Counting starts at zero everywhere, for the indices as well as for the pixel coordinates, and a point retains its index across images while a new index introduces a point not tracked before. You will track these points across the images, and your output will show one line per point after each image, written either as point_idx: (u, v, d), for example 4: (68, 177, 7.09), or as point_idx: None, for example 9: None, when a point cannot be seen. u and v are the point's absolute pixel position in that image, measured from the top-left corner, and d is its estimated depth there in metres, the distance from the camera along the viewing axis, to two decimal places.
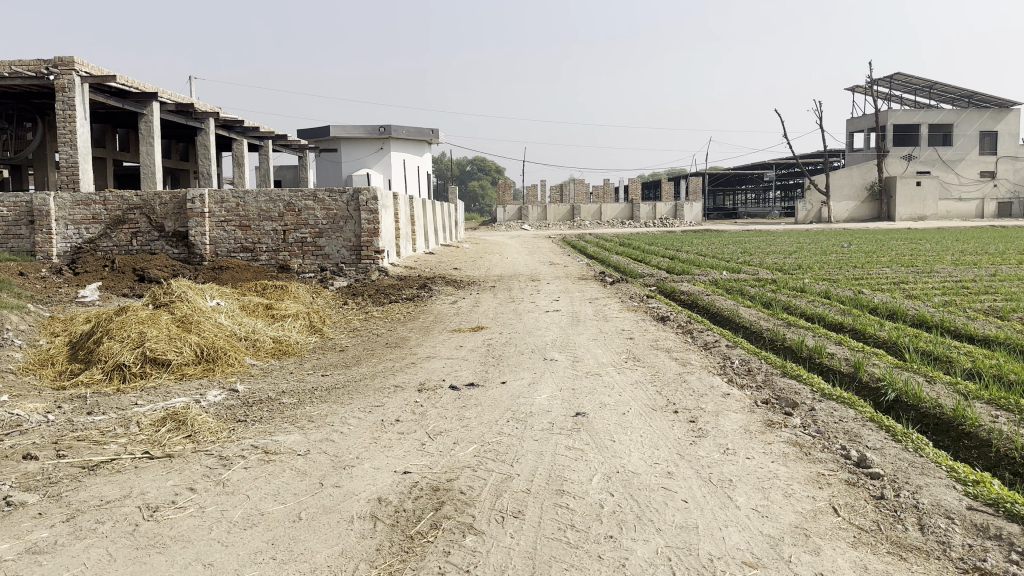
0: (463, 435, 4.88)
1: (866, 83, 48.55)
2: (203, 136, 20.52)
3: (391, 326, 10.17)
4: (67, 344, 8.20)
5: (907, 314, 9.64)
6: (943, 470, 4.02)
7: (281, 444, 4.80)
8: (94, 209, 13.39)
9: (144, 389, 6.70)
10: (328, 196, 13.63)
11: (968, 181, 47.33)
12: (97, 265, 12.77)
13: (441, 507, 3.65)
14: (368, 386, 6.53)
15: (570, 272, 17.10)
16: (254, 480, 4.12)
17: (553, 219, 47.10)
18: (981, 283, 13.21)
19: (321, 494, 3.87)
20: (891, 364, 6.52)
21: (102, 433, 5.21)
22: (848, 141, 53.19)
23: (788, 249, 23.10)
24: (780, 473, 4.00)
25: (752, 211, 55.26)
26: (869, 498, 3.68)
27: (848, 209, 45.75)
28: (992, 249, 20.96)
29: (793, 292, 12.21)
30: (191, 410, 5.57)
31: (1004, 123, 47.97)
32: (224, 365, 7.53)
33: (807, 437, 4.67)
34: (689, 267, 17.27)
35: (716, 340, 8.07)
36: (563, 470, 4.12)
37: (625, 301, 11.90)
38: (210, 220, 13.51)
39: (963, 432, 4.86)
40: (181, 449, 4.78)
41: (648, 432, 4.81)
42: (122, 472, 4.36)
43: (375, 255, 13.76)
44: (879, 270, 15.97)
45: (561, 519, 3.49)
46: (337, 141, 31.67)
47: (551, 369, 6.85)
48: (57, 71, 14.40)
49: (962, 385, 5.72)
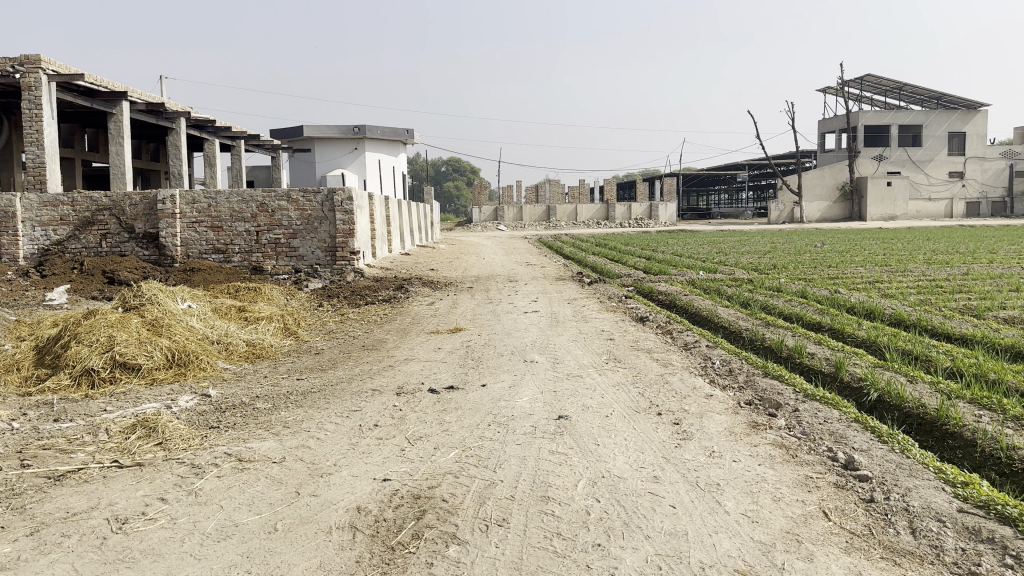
0: (443, 440, 4.77)
1: (837, 85, 49.15)
2: (174, 135, 20.18)
3: (367, 328, 10.02)
4: (33, 349, 7.94)
5: (884, 313, 9.67)
6: (931, 472, 3.98)
7: (256, 451, 4.65)
8: (63, 210, 13.09)
9: (113, 395, 6.49)
10: (302, 197, 13.42)
11: (937, 181, 48.00)
12: (65, 268, 12.46)
13: (423, 516, 3.54)
14: (346, 390, 6.38)
15: (548, 272, 17.03)
16: (227, 490, 3.97)
17: (529, 220, 47.06)
18: (955, 281, 13.33)
19: (298, 503, 3.74)
20: (872, 363, 6.52)
21: (69, 441, 5.02)
22: (820, 142, 53.80)
23: (763, 249, 23.25)
24: (767, 477, 3.93)
25: (726, 212, 55.66)
26: (859, 502, 3.63)
27: (821, 209, 46.23)
28: (963, 248, 21.20)
29: (770, 291, 12.23)
30: (162, 416, 5.39)
31: (972, 124, 48.79)
32: (196, 369, 7.35)
33: (793, 438, 4.62)
34: (666, 267, 17.27)
35: (696, 340, 8.04)
36: (547, 476, 4.03)
37: (603, 301, 11.83)
38: (181, 221, 13.24)
39: (946, 432, 4.86)
40: (152, 457, 4.62)
41: (632, 435, 4.73)
42: (90, 482, 4.19)
43: (350, 256, 13.55)
44: (854, 269, 16.07)
45: (547, 527, 3.39)
46: (311, 141, 31.35)
47: (532, 371, 6.75)
48: (23, 70, 14.05)
49: (944, 384, 5.72)
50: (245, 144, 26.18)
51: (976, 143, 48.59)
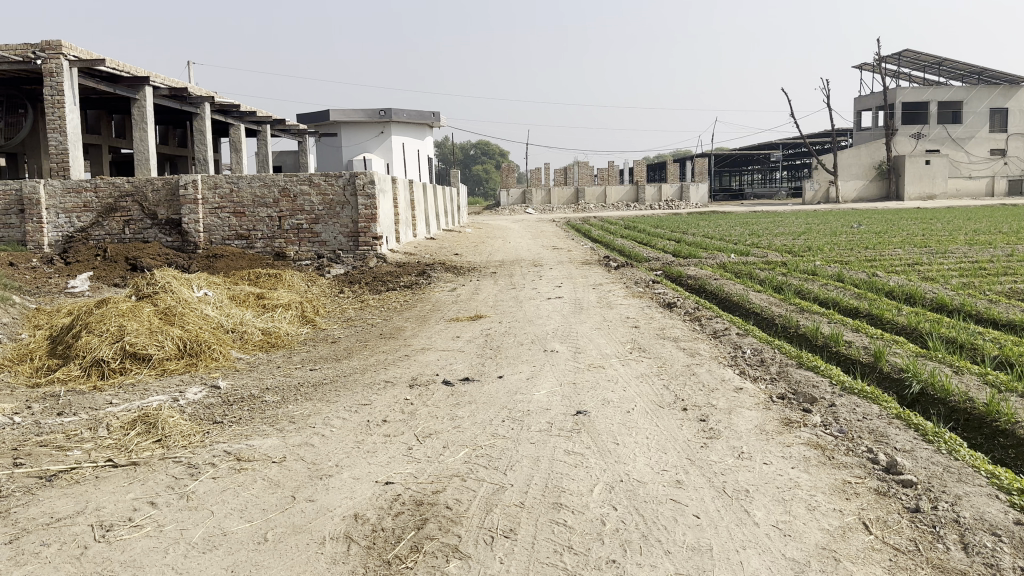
0: (453, 438, 4.50)
1: (874, 61, 47.73)
2: (199, 121, 20.02)
3: (386, 315, 9.80)
4: (47, 338, 7.81)
5: (926, 297, 9.18)
6: (983, 477, 3.61)
7: (256, 449, 4.42)
8: (86, 197, 13.02)
9: (121, 386, 6.33)
10: (323, 181, 13.19)
11: (977, 159, 46.76)
12: (89, 254, 12.41)
13: (424, 526, 3.27)
14: (357, 382, 6.15)
15: (574, 257, 16.64)
16: (221, 493, 3.75)
17: (557, 203, 46.52)
18: (999, 263, 12.76)
19: (292, 510, 3.49)
20: (914, 353, 6.11)
21: (68, 438, 4.85)
22: (856, 120, 52.52)
23: (795, 230, 22.72)
24: (802, 482, 3.59)
25: (758, 192, 54.47)
26: (903, 512, 3.28)
27: (856, 188, 45.03)
28: (1005, 228, 20.53)
29: (804, 275, 11.73)
30: (163, 411, 5.18)
31: (1015, 101, 47.37)
32: (208, 359, 7.16)
33: (829, 437, 4.27)
34: (696, 249, 16.86)
35: (725, 328, 7.67)
36: (560, 480, 3.73)
37: (629, 287, 11.42)
38: (203, 207, 13.12)
39: (997, 430, 4.48)
40: (149, 455, 4.42)
41: (655, 434, 4.41)
42: (81, 484, 4.00)
43: (373, 242, 13.32)
44: (892, 251, 15.49)
45: (557, 539, 3.10)
46: (336, 125, 31.18)
47: (552, 361, 6.45)
48: (45, 56, 13.95)
49: (993, 375, 5.32)
50: (270, 129, 26.05)
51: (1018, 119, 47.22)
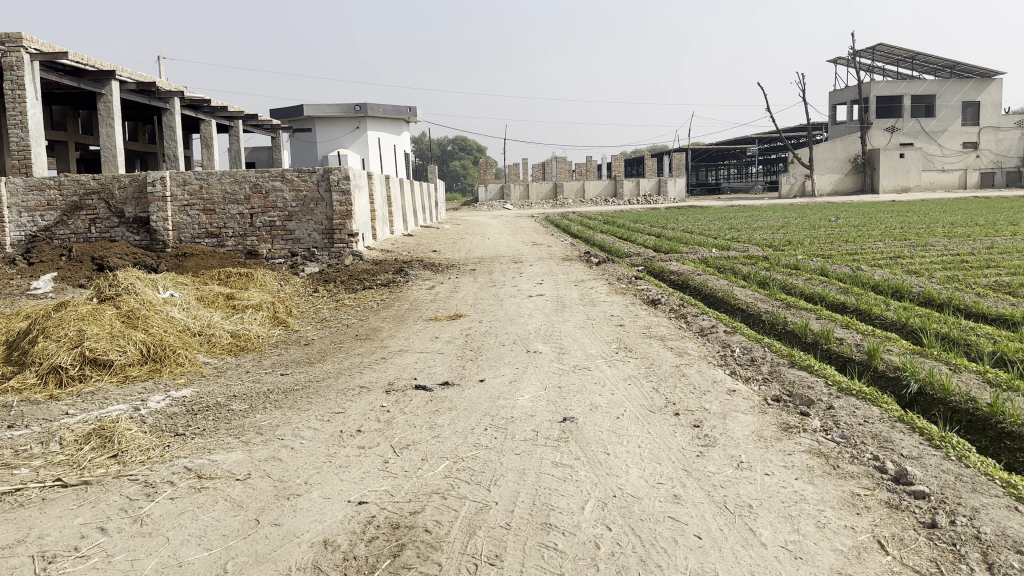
0: (433, 449, 4.20)
1: (850, 56, 47.99)
2: (168, 116, 19.44)
3: (361, 315, 9.45)
4: (3, 343, 7.37)
5: (913, 291, 9.01)
6: (998, 486, 3.38)
7: (219, 465, 4.09)
8: (49, 194, 12.53)
9: (80, 395, 5.96)
10: (297, 176, 12.79)
11: (950, 151, 46.16)
12: (53, 255, 11.93)
13: (400, 553, 2.98)
14: (331, 388, 5.83)
15: (554, 253, 16.35)
16: (178, 516, 3.42)
17: (535, 198, 46.25)
18: (981, 256, 12.68)
19: (255, 536, 3.18)
20: (910, 351, 5.89)
21: (16, 454, 4.48)
22: (832, 114, 52.84)
23: (775, 223, 22.64)
24: (807, 496, 3.34)
25: (736, 186, 54.56)
26: (918, 528, 3.04)
27: (832, 182, 45.19)
28: (983, 220, 20.47)
29: (788, 270, 11.55)
30: (122, 424, 4.83)
31: (987, 93, 48.10)
32: (173, 365, 6.81)
33: (831, 445, 4.03)
34: (677, 244, 16.63)
35: (712, 326, 7.43)
36: (549, 496, 3.46)
37: (612, 283, 11.18)
38: (172, 204, 12.66)
39: (1002, 432, 4.28)
40: (103, 473, 4.08)
41: (648, 442, 4.16)
42: (25, 507, 3.66)
43: (348, 239, 12.92)
44: (872, 244, 15.41)
45: (547, 566, 2.83)
46: (311, 120, 30.65)
47: (535, 363, 6.17)
48: (4, 48, 13.38)
49: (993, 374, 5.11)
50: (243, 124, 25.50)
51: (990, 112, 47.87)
